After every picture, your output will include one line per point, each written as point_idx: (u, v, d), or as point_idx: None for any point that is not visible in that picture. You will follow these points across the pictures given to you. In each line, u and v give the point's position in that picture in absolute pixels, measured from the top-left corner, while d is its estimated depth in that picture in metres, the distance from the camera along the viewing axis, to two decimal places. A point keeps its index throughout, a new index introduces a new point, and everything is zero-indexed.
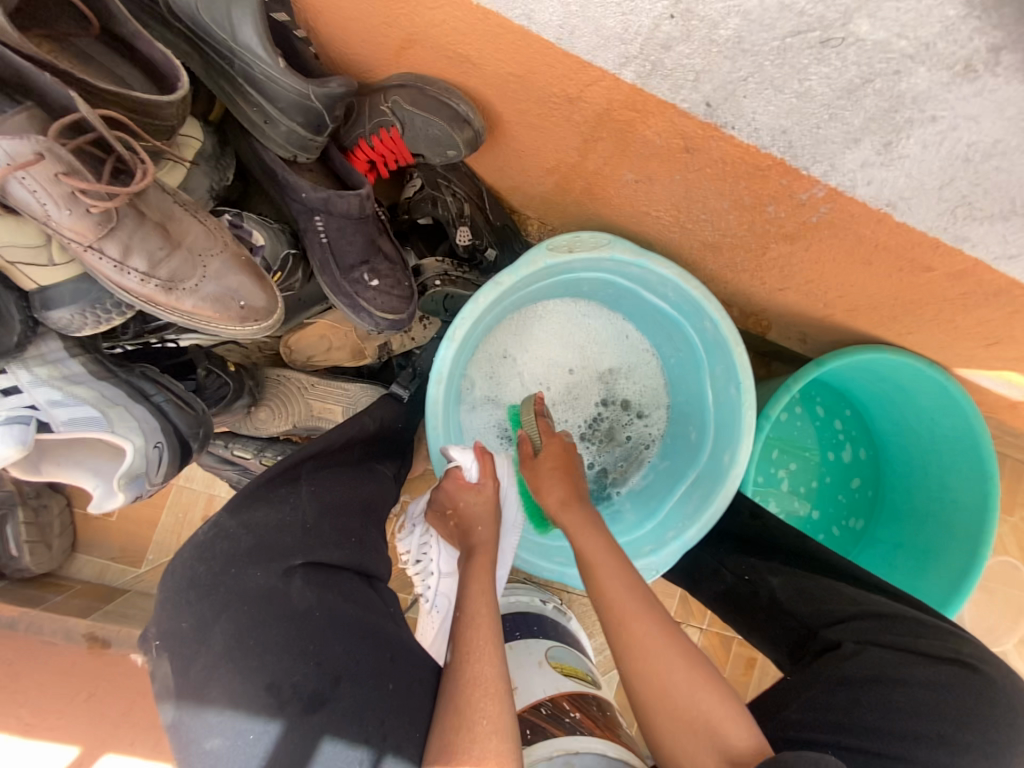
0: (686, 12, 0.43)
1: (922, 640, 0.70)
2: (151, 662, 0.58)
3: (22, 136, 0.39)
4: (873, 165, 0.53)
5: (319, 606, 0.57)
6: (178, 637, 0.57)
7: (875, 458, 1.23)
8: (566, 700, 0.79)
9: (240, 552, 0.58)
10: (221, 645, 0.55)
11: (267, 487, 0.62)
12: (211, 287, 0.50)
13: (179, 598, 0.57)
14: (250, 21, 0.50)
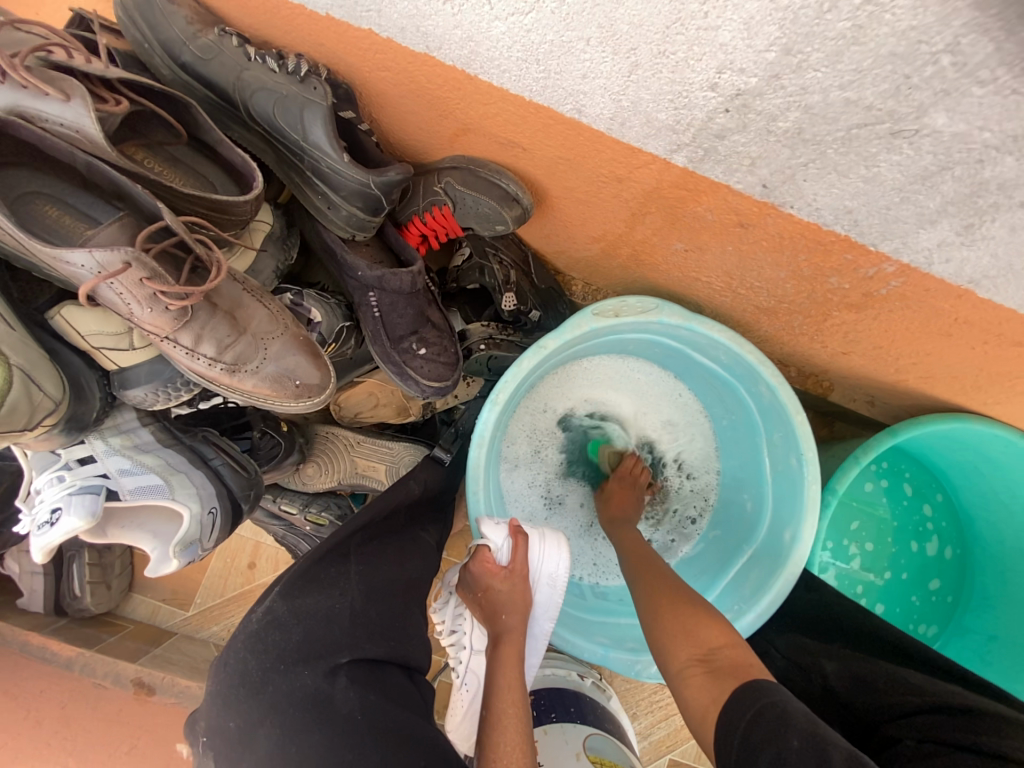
0: (743, 107, 0.42)
1: (1004, 741, 0.54)
2: (204, 753, 0.59)
3: (113, 249, 0.42)
4: (953, 244, 0.49)
5: (362, 707, 0.56)
6: (229, 734, 0.57)
7: (964, 558, 1.10)
8: None
9: (288, 648, 0.58)
10: (267, 749, 0.54)
11: (316, 568, 0.62)
12: (271, 367, 0.52)
13: (227, 695, 0.58)
14: (320, 123, 0.54)
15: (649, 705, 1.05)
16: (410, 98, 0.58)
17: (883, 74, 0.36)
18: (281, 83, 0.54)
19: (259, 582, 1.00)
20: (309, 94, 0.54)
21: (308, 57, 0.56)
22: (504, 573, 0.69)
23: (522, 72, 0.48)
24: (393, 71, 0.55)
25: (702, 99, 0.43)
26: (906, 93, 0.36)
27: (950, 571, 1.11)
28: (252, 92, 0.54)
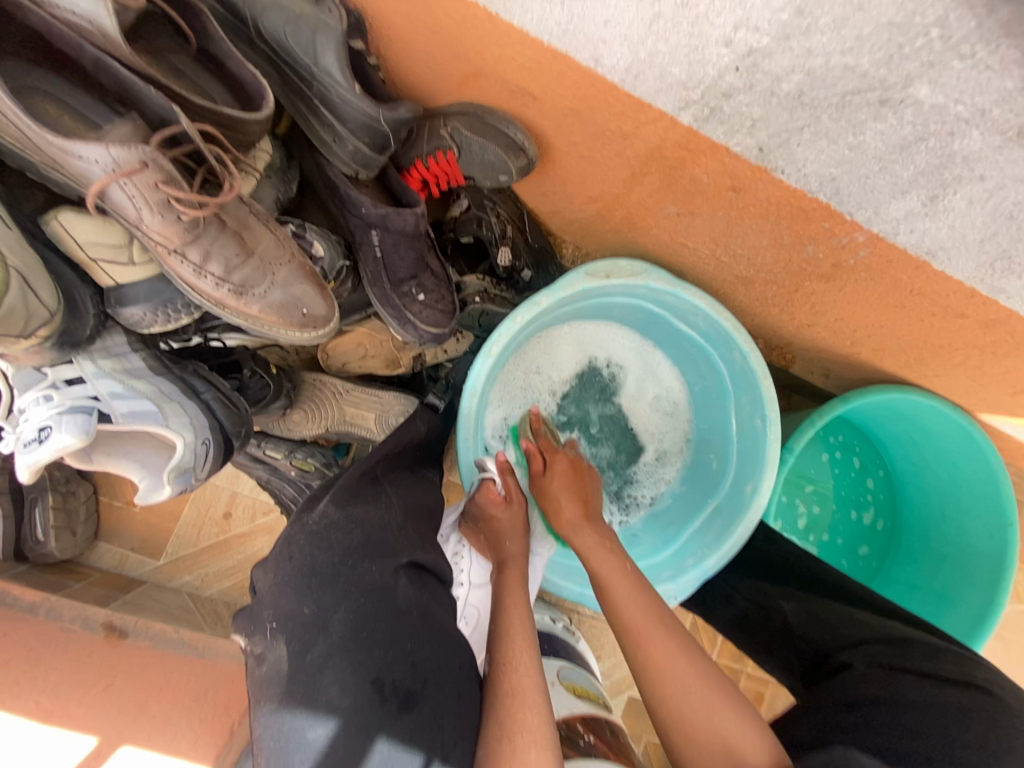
0: (752, 66, 0.45)
1: (935, 664, 0.66)
2: (261, 646, 0.58)
3: (130, 145, 0.40)
4: (917, 216, 0.55)
5: (418, 607, 0.61)
6: (297, 621, 0.56)
7: (892, 531, 1.24)
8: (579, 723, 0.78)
9: (353, 546, 0.59)
10: (339, 633, 0.55)
11: (362, 484, 0.65)
12: (278, 294, 0.52)
13: (297, 584, 0.58)
14: (333, 48, 0.53)
15: (613, 649, 1.13)
16: (424, 34, 0.58)
17: (879, 41, 0.40)
18: (293, 0, 0.52)
19: (234, 532, 1.00)
20: (323, 16, 0.53)
21: None
22: (504, 503, 0.77)
23: (546, 12, 0.49)
24: (409, 1, 0.54)
25: (715, 55, 0.46)
26: (896, 62, 0.41)
27: (879, 540, 1.25)
28: (263, 9, 0.53)
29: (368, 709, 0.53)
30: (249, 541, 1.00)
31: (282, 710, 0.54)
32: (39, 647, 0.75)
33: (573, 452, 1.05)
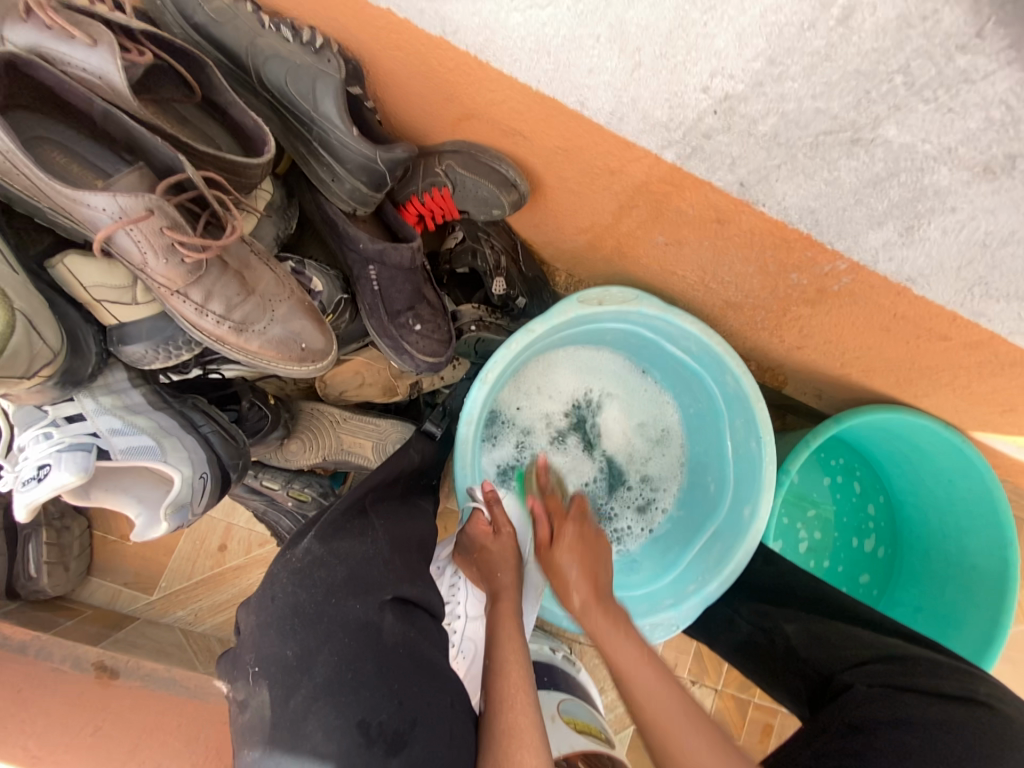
0: (729, 109, 0.48)
1: (937, 681, 0.67)
2: (244, 691, 0.58)
3: (137, 194, 0.43)
4: (895, 244, 0.57)
5: (405, 643, 0.60)
6: (280, 665, 0.56)
7: (893, 558, 1.23)
8: (580, 760, 0.76)
9: (336, 583, 0.59)
10: (322, 677, 0.56)
11: (344, 517, 0.64)
12: (278, 330, 0.53)
13: (280, 625, 0.57)
14: (333, 97, 0.56)
15: None
16: (418, 80, 0.61)
17: (848, 88, 0.42)
18: (294, 53, 0.55)
19: (229, 565, 0.98)
20: (322, 66, 0.55)
21: (321, 33, 0.58)
22: (493, 533, 0.75)
23: (533, 63, 0.52)
24: (405, 52, 0.57)
25: (694, 100, 0.48)
26: (865, 106, 0.43)
27: (881, 567, 1.24)
28: (265, 59, 0.56)
29: (355, 753, 0.53)
30: (245, 573, 0.99)
31: (273, 754, 0.54)
32: (29, 690, 0.73)
33: (570, 476, 1.04)
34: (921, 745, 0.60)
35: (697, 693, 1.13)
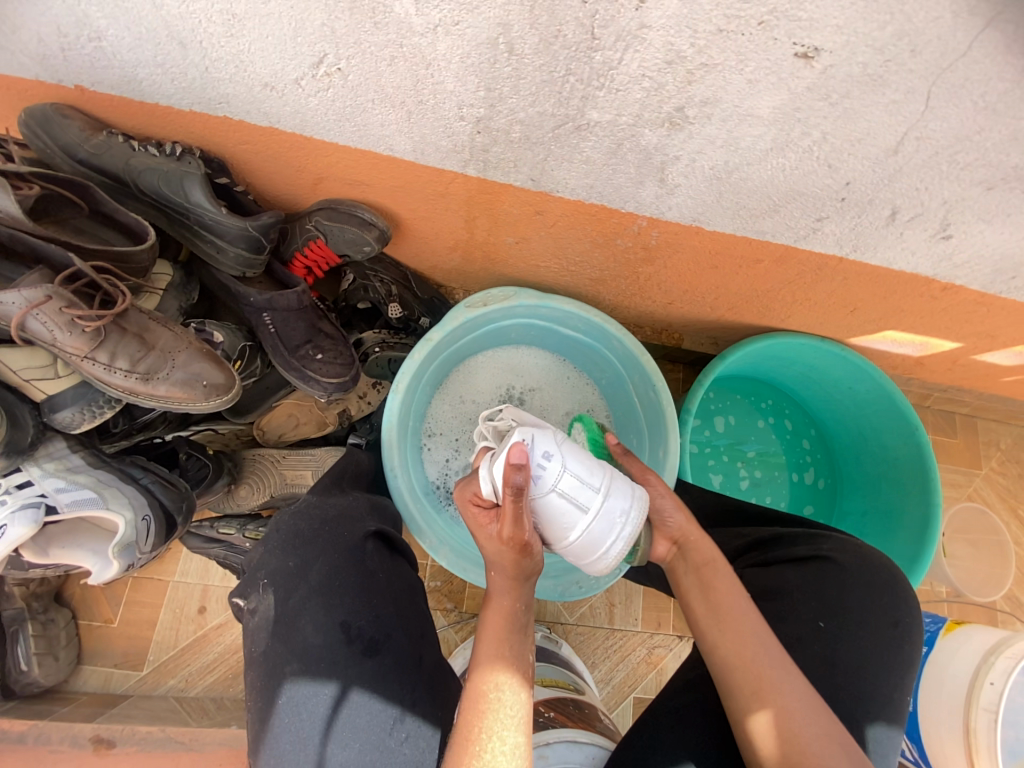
0: (485, 128, 0.63)
1: (790, 548, 0.73)
2: (254, 600, 0.67)
3: (36, 286, 0.55)
4: (664, 195, 0.71)
5: (384, 570, 0.68)
6: (283, 573, 0.67)
7: (834, 485, 1.32)
8: (541, 704, 0.81)
9: (329, 517, 0.70)
10: (317, 580, 0.65)
11: (336, 487, 0.77)
12: (179, 373, 0.64)
13: (286, 545, 0.68)
14: (198, 188, 0.71)
15: (605, 651, 1.15)
16: (270, 160, 0.75)
17: (547, 94, 0.56)
18: (162, 164, 0.70)
19: (210, 625, 1.04)
20: (186, 168, 0.70)
21: (184, 142, 0.73)
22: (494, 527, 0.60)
23: (341, 130, 0.67)
24: (252, 143, 0.72)
25: (460, 127, 0.63)
26: (566, 101, 0.57)
27: (824, 498, 1.32)
28: (140, 173, 0.71)
29: (336, 648, 0.62)
30: (227, 629, 1.04)
31: (268, 653, 0.64)
32: None
33: None
34: (785, 614, 0.68)
35: (687, 647, 1.16)
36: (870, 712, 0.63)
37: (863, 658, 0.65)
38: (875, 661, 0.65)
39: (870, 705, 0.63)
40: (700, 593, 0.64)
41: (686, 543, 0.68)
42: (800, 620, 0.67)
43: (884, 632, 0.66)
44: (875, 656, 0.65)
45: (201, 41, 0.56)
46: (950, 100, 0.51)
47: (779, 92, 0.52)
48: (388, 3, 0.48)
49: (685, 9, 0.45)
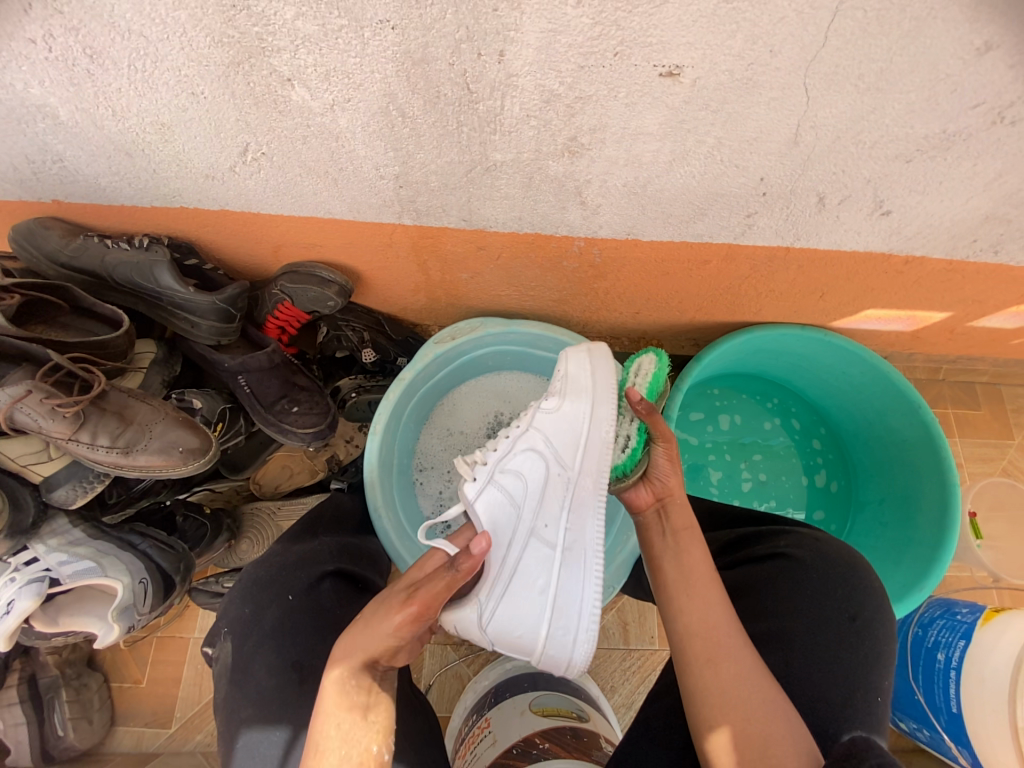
0: (405, 182, 0.67)
1: (750, 549, 0.73)
2: (217, 647, 0.72)
3: (18, 382, 0.61)
4: (590, 215, 0.73)
5: (340, 608, 0.73)
6: (240, 620, 0.71)
7: (849, 473, 1.26)
8: (538, 736, 0.81)
9: (288, 562, 0.74)
10: (269, 624, 0.69)
11: (306, 529, 0.81)
12: (157, 442, 0.70)
13: (246, 589, 0.74)
14: (167, 272, 0.78)
15: (623, 674, 1.11)
16: (229, 237, 0.82)
17: (449, 145, 0.60)
18: (134, 257, 0.78)
19: None
20: (154, 257, 0.78)
21: (152, 234, 0.81)
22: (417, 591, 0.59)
23: (281, 204, 0.73)
24: (208, 224, 0.79)
25: (383, 185, 0.68)
26: (467, 148, 0.60)
27: (837, 502, 1.26)
28: (117, 268, 0.79)
29: (288, 689, 0.65)
30: None
31: (226, 700, 0.67)
32: None
33: None
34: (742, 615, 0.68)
35: None
36: (842, 712, 0.59)
37: (822, 657, 0.62)
38: (834, 661, 0.61)
39: (840, 705, 0.59)
40: (672, 559, 0.63)
41: (668, 502, 0.67)
42: (753, 619, 0.67)
43: (842, 627, 0.63)
44: (836, 656, 0.62)
45: (142, 150, 0.63)
46: (829, 88, 0.51)
47: (659, 108, 0.54)
48: (285, 93, 0.53)
49: (543, 54, 0.48)
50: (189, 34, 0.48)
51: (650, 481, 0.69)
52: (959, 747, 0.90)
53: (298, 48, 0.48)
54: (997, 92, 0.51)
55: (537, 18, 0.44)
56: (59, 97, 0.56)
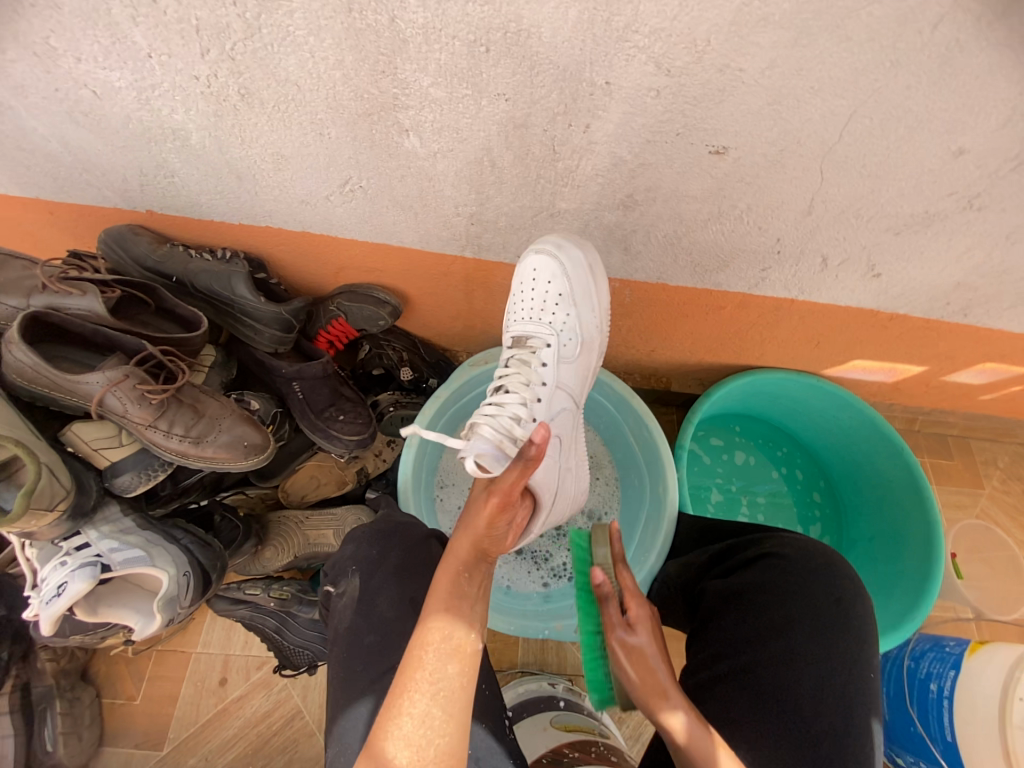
0: (478, 221, 0.77)
1: (740, 555, 0.80)
2: (344, 585, 0.73)
3: (117, 367, 0.66)
4: (630, 260, 0.84)
5: None
6: (367, 560, 0.72)
7: (838, 512, 1.36)
8: (568, 747, 0.87)
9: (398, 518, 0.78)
10: (396, 562, 0.71)
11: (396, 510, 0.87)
12: (225, 436, 0.75)
13: (371, 534, 0.76)
14: (243, 283, 0.85)
15: None
16: (301, 256, 0.91)
17: (524, 193, 0.71)
18: (215, 266, 0.85)
19: (231, 697, 1.05)
20: (233, 269, 0.85)
21: (231, 248, 0.88)
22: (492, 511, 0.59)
23: (361, 229, 0.82)
24: (285, 243, 0.87)
25: (457, 221, 0.78)
26: (539, 195, 0.71)
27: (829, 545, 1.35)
28: (197, 275, 0.85)
29: (410, 617, 0.67)
30: (246, 701, 1.05)
31: (350, 640, 0.67)
32: None
33: None
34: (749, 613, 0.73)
35: None
36: (844, 694, 0.66)
37: (826, 639, 0.68)
38: (835, 642, 0.68)
39: (825, 676, 0.66)
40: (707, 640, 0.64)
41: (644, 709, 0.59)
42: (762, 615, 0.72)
43: (833, 610, 0.70)
44: (837, 638, 0.68)
45: (253, 174, 0.72)
46: (838, 173, 0.65)
47: (704, 178, 0.66)
48: (399, 140, 0.64)
49: (620, 130, 0.60)
50: (337, 89, 0.58)
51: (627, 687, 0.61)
52: None
53: (424, 108, 0.59)
54: (968, 186, 0.64)
55: (621, 103, 0.57)
56: (196, 124, 0.65)
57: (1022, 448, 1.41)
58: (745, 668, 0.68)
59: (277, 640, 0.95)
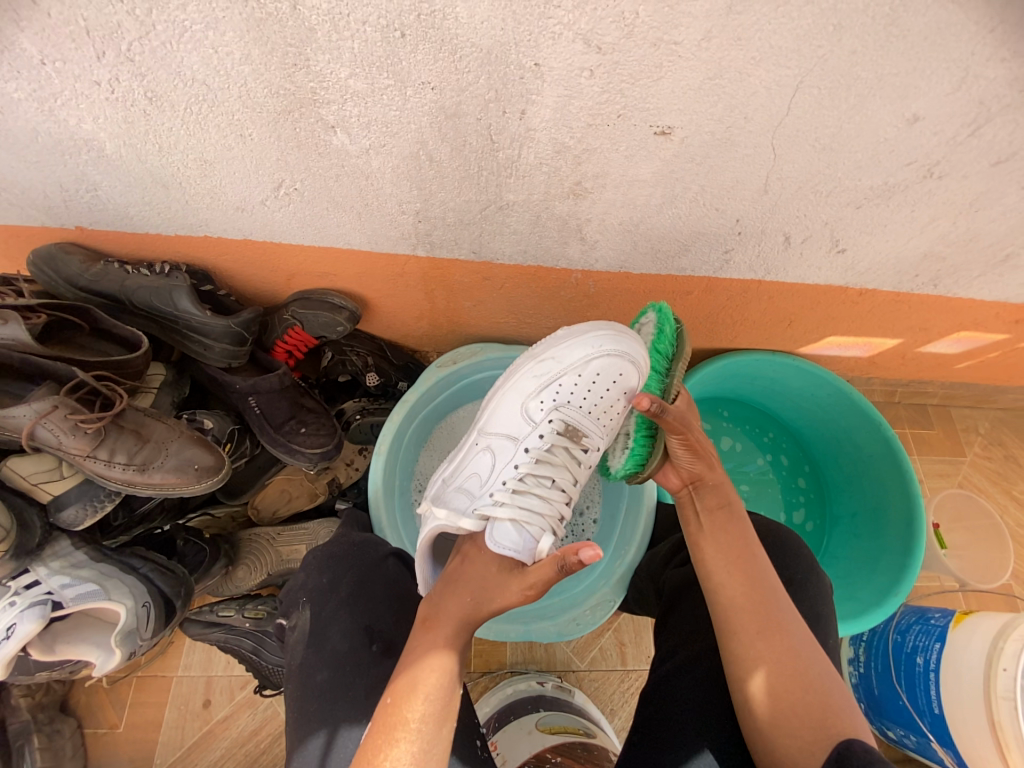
0: (424, 217, 0.74)
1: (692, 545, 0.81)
2: (295, 617, 0.71)
3: (45, 398, 0.62)
4: (588, 250, 0.81)
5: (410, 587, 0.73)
6: (317, 590, 0.71)
7: (821, 488, 1.36)
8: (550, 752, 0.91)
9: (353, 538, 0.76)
10: (346, 590, 0.70)
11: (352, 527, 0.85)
12: (174, 460, 0.72)
13: (320, 559, 0.74)
14: (186, 298, 0.81)
15: (623, 696, 1.10)
16: (247, 265, 0.86)
17: (468, 186, 0.67)
18: (154, 281, 0.81)
19: (216, 718, 1.03)
20: (174, 283, 0.81)
21: (172, 261, 0.84)
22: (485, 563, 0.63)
23: (304, 234, 0.78)
24: (227, 252, 0.83)
25: (402, 220, 0.74)
26: (484, 188, 0.68)
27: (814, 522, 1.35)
28: (136, 292, 0.81)
29: (359, 652, 0.65)
30: (232, 722, 1.03)
31: (312, 667, 0.66)
32: None
33: None
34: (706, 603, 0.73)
35: None
36: None
37: None
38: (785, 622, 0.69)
39: None
40: (710, 539, 0.66)
41: (700, 486, 0.70)
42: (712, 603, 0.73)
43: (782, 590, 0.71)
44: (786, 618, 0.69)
45: (180, 182, 0.68)
46: (792, 147, 0.62)
47: (653, 160, 0.63)
48: (327, 138, 0.60)
49: (558, 114, 0.56)
50: (251, 87, 0.54)
51: (677, 465, 0.72)
52: (945, 749, 0.95)
53: (346, 102, 0.55)
54: (926, 154, 0.62)
55: (556, 86, 0.53)
56: (109, 132, 0.61)
57: (1002, 413, 1.41)
58: (715, 663, 0.67)
59: (256, 661, 0.93)
